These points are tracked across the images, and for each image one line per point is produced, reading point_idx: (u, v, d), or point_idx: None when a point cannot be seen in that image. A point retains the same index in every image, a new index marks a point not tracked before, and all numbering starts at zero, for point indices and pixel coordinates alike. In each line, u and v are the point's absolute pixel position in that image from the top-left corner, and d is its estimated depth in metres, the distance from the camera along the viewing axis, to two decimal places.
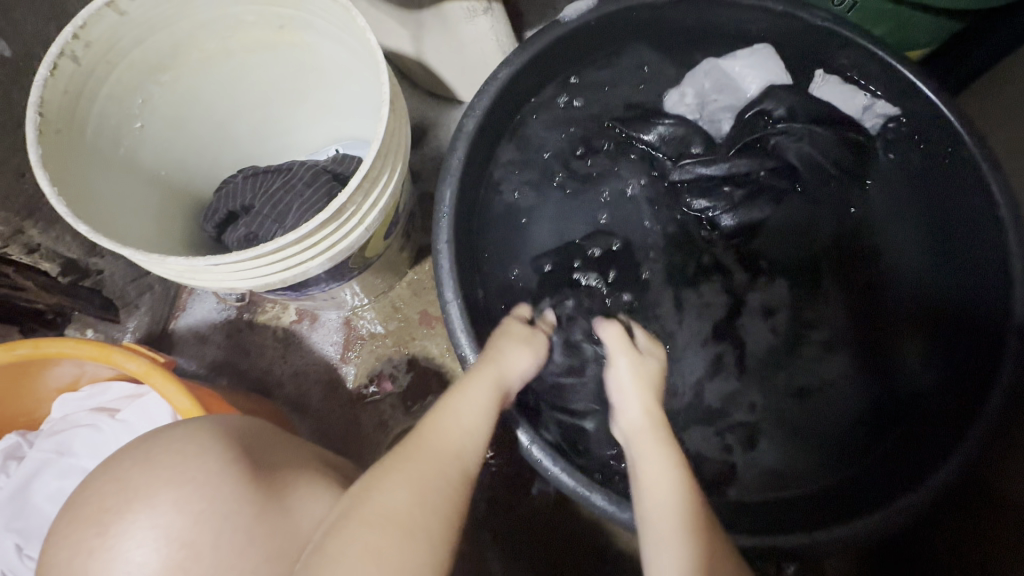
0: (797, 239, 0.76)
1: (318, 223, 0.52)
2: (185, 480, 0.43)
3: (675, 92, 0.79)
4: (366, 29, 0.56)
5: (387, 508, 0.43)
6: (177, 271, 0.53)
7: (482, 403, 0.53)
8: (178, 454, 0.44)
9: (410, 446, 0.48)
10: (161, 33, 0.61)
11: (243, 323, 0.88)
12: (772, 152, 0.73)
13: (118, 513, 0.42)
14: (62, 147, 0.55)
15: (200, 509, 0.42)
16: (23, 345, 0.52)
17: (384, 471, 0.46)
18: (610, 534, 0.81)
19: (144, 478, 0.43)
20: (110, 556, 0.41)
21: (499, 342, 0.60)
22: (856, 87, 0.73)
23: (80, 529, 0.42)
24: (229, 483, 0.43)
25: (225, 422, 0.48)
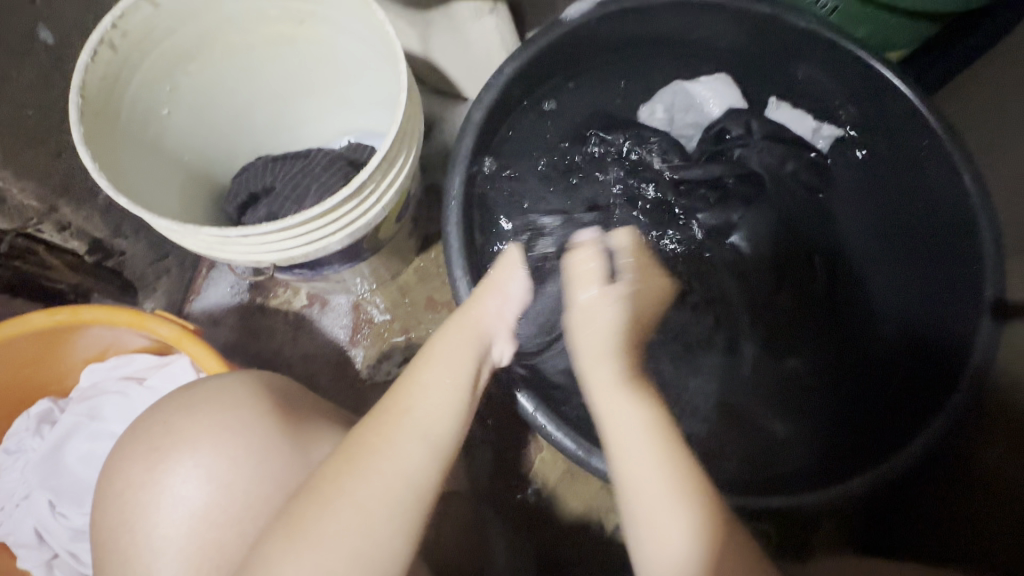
0: (780, 239, 0.78)
1: (339, 200, 0.56)
2: (224, 424, 0.47)
3: (646, 109, 0.86)
4: (385, 22, 0.60)
5: (347, 504, 0.43)
6: (206, 243, 0.57)
7: (455, 365, 0.52)
8: (218, 405, 0.48)
9: (376, 434, 0.47)
10: (189, 25, 0.65)
11: (255, 307, 0.92)
12: (738, 161, 0.79)
13: (163, 453, 0.46)
14: (98, 128, 0.58)
15: (237, 454, 0.46)
16: (61, 311, 0.56)
17: (343, 468, 0.45)
18: (608, 508, 0.84)
19: (185, 424, 0.47)
20: (158, 487, 0.45)
21: (477, 289, 0.59)
22: (804, 113, 0.82)
23: (130, 465, 0.47)
24: (262, 431, 0.47)
25: (259, 379, 0.52)
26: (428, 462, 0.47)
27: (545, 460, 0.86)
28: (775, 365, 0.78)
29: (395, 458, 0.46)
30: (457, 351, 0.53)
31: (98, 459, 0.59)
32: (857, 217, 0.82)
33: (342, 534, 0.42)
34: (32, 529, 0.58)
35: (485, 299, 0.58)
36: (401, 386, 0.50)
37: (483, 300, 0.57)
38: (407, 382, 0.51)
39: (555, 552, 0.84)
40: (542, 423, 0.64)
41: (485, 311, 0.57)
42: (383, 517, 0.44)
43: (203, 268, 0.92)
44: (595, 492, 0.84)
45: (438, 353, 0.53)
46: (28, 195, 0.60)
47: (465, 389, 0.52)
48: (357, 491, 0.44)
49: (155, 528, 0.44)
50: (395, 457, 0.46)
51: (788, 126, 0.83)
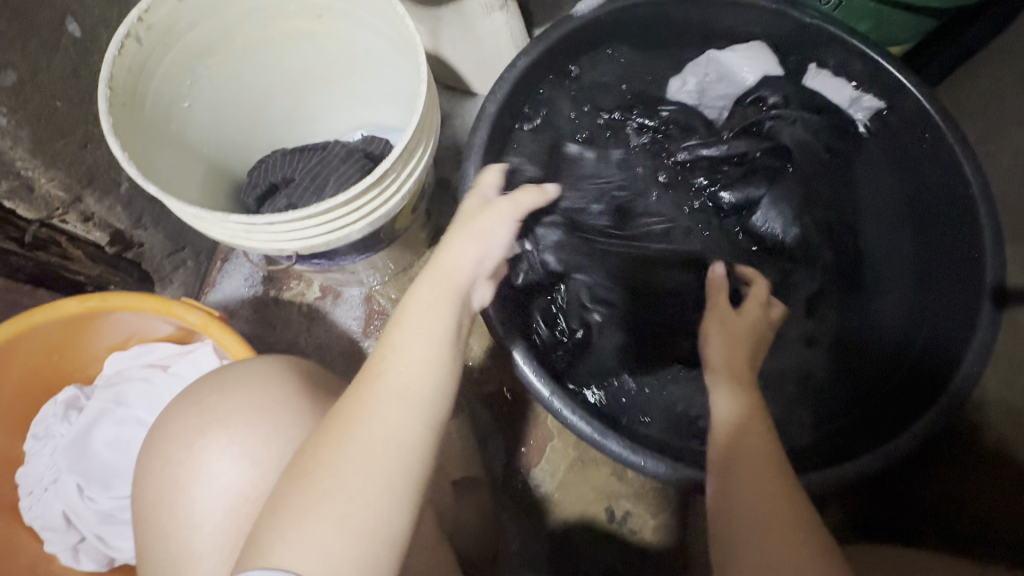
0: (811, 214, 0.81)
1: (362, 188, 0.58)
2: (256, 404, 0.48)
3: (677, 81, 0.86)
4: (404, 16, 0.61)
5: (330, 473, 0.41)
6: (231, 231, 0.58)
7: (431, 319, 0.49)
8: (249, 386, 0.49)
9: (356, 395, 0.45)
10: (211, 19, 0.67)
11: (269, 299, 0.93)
12: (767, 134, 0.80)
13: (198, 434, 0.47)
14: (125, 119, 0.60)
15: (269, 432, 0.47)
16: (91, 298, 0.57)
17: (328, 433, 0.43)
18: (619, 495, 0.86)
19: (219, 404, 0.48)
20: (196, 465, 0.46)
21: (449, 238, 0.55)
22: (843, 82, 0.81)
23: (168, 446, 0.48)
24: (293, 410, 0.48)
25: (287, 362, 0.53)
26: (410, 424, 0.44)
27: (556, 448, 0.88)
28: (806, 335, 0.80)
29: (375, 424, 0.43)
30: (433, 304, 0.50)
31: (125, 444, 0.60)
32: (869, 201, 0.83)
33: (326, 511, 0.40)
34: (61, 513, 0.59)
35: (462, 244, 0.53)
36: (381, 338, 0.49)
37: (460, 247, 0.53)
38: (385, 343, 0.48)
39: (568, 538, 0.85)
40: (558, 407, 0.64)
41: (460, 258, 0.53)
42: (366, 482, 0.41)
43: (217, 261, 0.94)
44: (605, 479, 0.86)
45: (413, 306, 0.50)
46: (55, 184, 0.61)
47: (446, 346, 0.48)
48: (334, 459, 0.41)
49: (195, 503, 0.45)
50: (373, 423, 0.43)
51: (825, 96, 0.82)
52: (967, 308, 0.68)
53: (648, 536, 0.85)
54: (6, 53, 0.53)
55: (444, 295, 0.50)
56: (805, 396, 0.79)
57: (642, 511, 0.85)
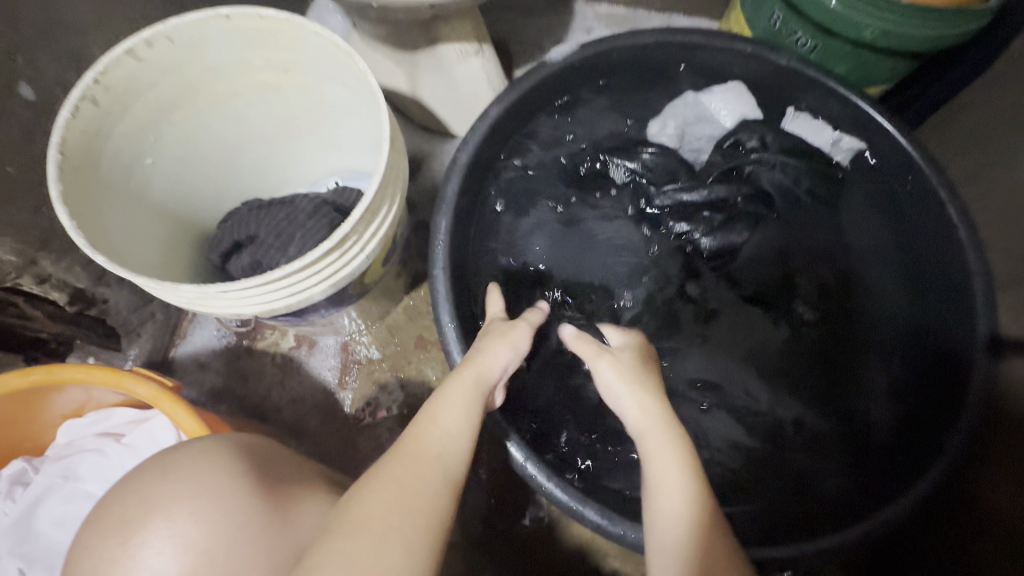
0: (784, 266, 0.80)
1: (322, 252, 0.56)
2: (200, 491, 0.45)
3: (657, 123, 0.86)
4: (368, 74, 0.60)
5: (380, 527, 0.43)
6: (187, 298, 0.56)
7: (467, 407, 0.53)
8: (193, 467, 0.46)
9: (406, 462, 0.48)
10: (175, 76, 0.65)
11: (243, 349, 0.90)
12: (748, 179, 0.81)
13: (137, 524, 0.44)
14: (79, 182, 0.58)
15: (215, 520, 0.44)
16: (36, 371, 0.54)
17: (381, 492, 0.46)
18: (606, 553, 0.82)
19: (161, 490, 0.45)
20: (131, 562, 0.43)
21: (484, 342, 0.59)
22: (822, 124, 0.80)
23: (100, 542, 0.44)
24: (242, 493, 0.46)
25: (237, 440, 0.50)
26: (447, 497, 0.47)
27: (539, 504, 0.84)
28: (795, 393, 0.76)
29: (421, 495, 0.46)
30: (459, 391, 0.54)
31: (73, 522, 0.57)
32: (862, 242, 0.81)
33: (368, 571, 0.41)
34: None
35: (495, 347, 0.59)
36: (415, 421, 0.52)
37: (494, 349, 0.58)
38: (426, 423, 0.52)
39: None
40: (534, 474, 0.61)
41: (493, 363, 0.57)
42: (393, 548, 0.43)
43: (189, 312, 0.91)
44: (591, 537, 0.82)
45: (454, 391, 0.54)
46: (6, 250, 0.60)
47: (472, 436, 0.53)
48: (382, 520, 0.44)
49: None
50: (405, 493, 0.46)
51: (806, 137, 0.81)
52: (962, 360, 0.66)
53: None
54: None
55: (468, 384, 0.55)
56: (802, 452, 0.74)
57: (630, 571, 0.81)
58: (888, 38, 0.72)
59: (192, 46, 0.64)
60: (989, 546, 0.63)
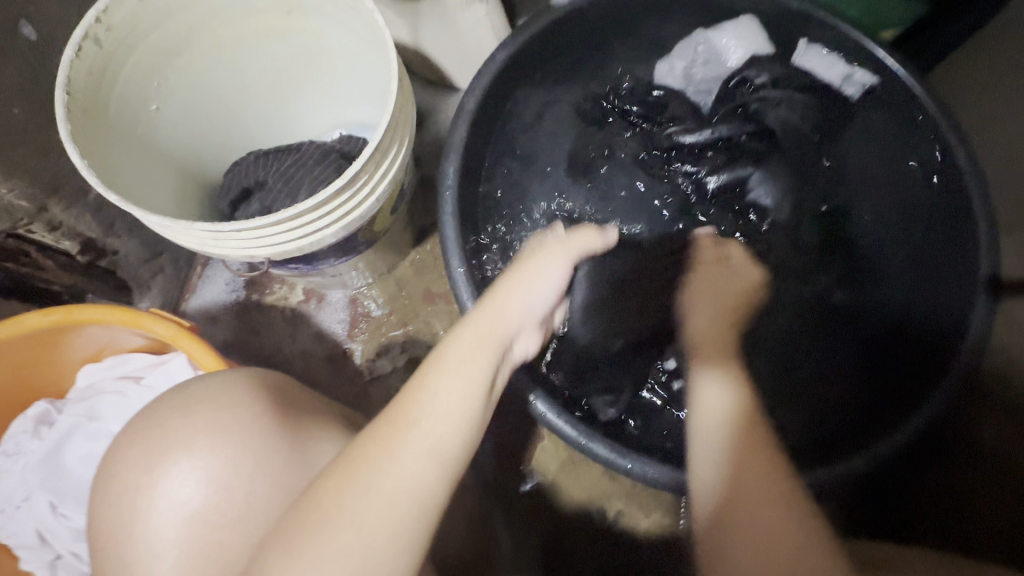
0: (796, 206, 0.80)
1: (333, 192, 0.56)
2: (224, 421, 0.46)
3: (665, 64, 0.84)
4: (375, 12, 0.59)
5: (354, 508, 0.40)
6: (200, 240, 0.57)
7: (474, 366, 0.47)
8: (214, 401, 0.47)
9: (384, 439, 0.43)
10: (177, 18, 0.64)
11: (252, 304, 0.91)
12: (753, 116, 0.79)
13: (163, 452, 0.46)
14: (86, 124, 0.58)
15: (236, 450, 0.45)
16: (55, 311, 0.55)
17: (347, 478, 0.41)
18: (611, 495, 0.85)
19: (186, 420, 0.46)
20: (159, 485, 0.45)
21: (499, 283, 0.55)
22: (835, 57, 0.76)
23: (128, 467, 0.46)
24: (264, 428, 0.47)
25: (256, 375, 0.51)
26: (437, 478, 0.43)
27: (547, 448, 0.86)
28: (792, 332, 0.78)
29: (404, 472, 0.42)
30: (463, 344, 0.49)
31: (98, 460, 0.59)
32: (859, 194, 0.80)
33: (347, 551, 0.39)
34: (34, 531, 0.58)
35: (509, 290, 0.54)
36: (410, 380, 0.47)
37: (506, 291, 0.54)
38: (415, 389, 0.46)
39: (559, 540, 0.85)
40: (541, 410, 0.63)
41: (505, 310, 0.52)
42: (387, 520, 0.41)
43: (197, 267, 0.92)
44: (597, 478, 0.85)
45: (449, 357, 0.48)
46: (17, 195, 0.60)
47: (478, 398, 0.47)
48: (357, 499, 0.41)
49: (159, 523, 0.44)
50: (398, 471, 0.42)
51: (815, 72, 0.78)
52: (963, 300, 0.66)
53: (641, 536, 0.84)
54: None
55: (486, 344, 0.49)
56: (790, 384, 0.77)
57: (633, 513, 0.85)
58: None
59: None
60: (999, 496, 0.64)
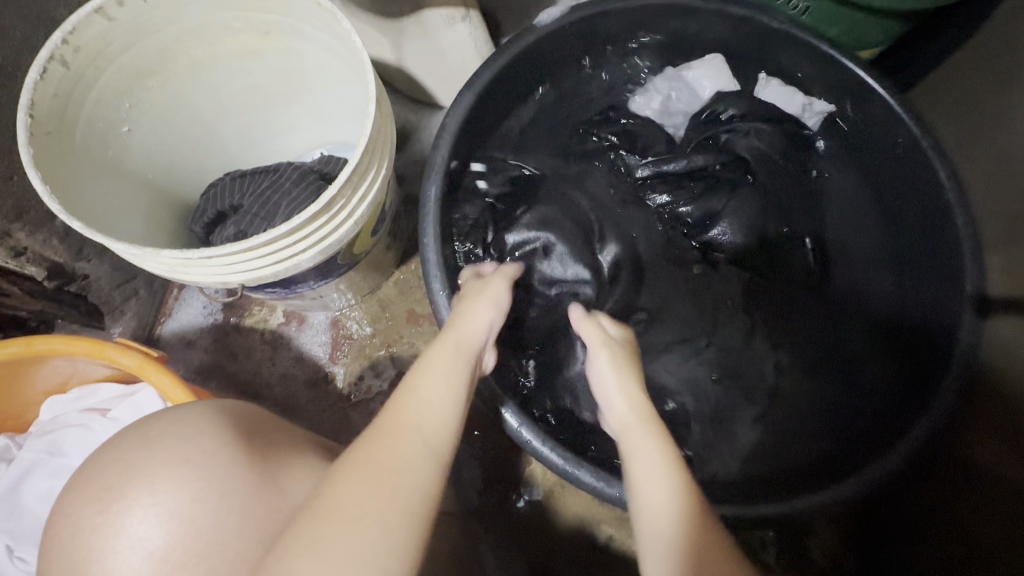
0: (767, 233, 0.77)
1: (308, 216, 0.54)
2: (184, 457, 0.43)
3: (642, 97, 0.84)
4: (352, 32, 0.57)
5: (359, 510, 0.39)
6: (170, 266, 0.55)
7: (451, 374, 0.49)
8: (177, 436, 0.44)
9: (375, 442, 0.43)
10: (149, 38, 0.63)
11: (230, 327, 0.89)
12: (725, 148, 0.78)
13: (117, 492, 0.42)
14: (50, 148, 0.56)
15: (197, 488, 0.42)
16: (13, 344, 0.53)
17: (350, 479, 0.40)
18: (601, 520, 0.83)
19: (144, 457, 0.43)
20: (113, 529, 0.41)
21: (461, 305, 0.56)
22: (793, 90, 0.80)
23: (80, 511, 0.43)
24: (228, 458, 0.43)
25: (223, 407, 0.48)
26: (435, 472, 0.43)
27: (535, 473, 0.85)
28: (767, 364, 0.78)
29: (402, 469, 0.42)
30: (438, 354, 0.51)
31: None
32: (839, 207, 0.82)
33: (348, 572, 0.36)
34: None
35: (475, 310, 0.55)
36: (394, 394, 0.48)
37: (472, 309, 0.55)
38: (398, 398, 0.47)
39: (549, 567, 0.82)
40: (528, 438, 0.60)
41: (473, 325, 0.54)
42: (388, 518, 0.39)
43: (174, 289, 0.89)
44: (586, 503, 0.83)
45: (427, 366, 0.49)
46: None
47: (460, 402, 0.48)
48: (355, 500, 0.39)
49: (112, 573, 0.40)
50: (396, 465, 0.42)
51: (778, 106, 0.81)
52: (948, 316, 0.66)
53: (632, 563, 0.82)
54: None
55: (458, 353, 0.51)
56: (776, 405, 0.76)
57: (624, 538, 0.82)
58: None
59: (166, 5, 0.61)
60: (983, 512, 0.64)
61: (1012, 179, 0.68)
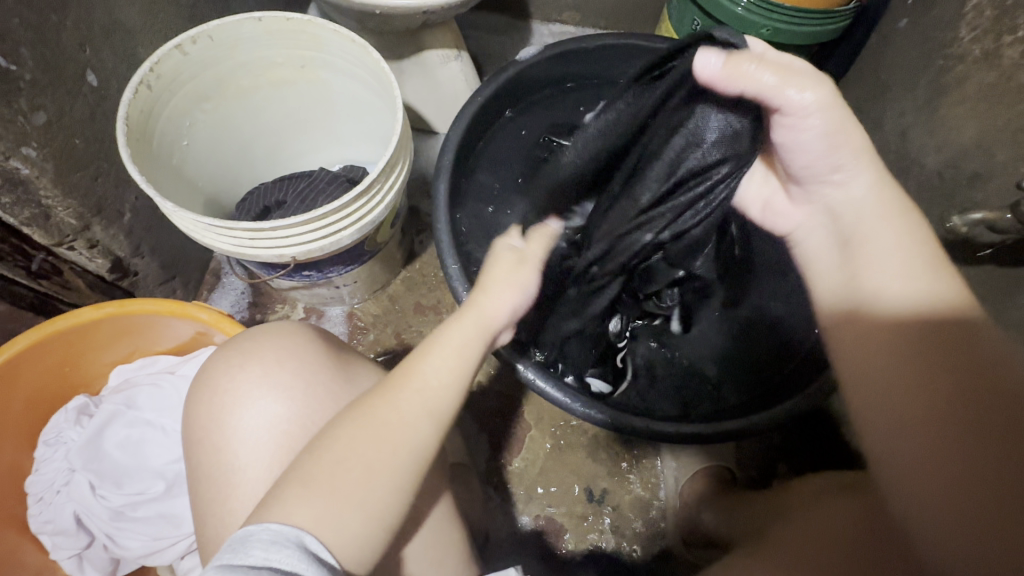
0: None
1: (354, 196, 0.68)
2: (282, 353, 0.54)
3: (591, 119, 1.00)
4: (381, 60, 0.73)
5: (354, 452, 0.46)
6: (239, 240, 0.67)
7: (464, 345, 0.54)
8: (273, 339, 0.55)
9: (380, 396, 0.49)
10: (210, 70, 0.77)
11: (255, 322, 1.00)
12: None
13: (235, 369, 0.53)
14: (137, 151, 0.69)
15: (293, 376, 0.53)
16: (110, 305, 0.64)
17: (349, 426, 0.48)
18: (596, 475, 0.94)
19: (251, 352, 0.54)
20: (232, 402, 0.52)
21: (490, 281, 0.60)
22: None
23: (207, 386, 0.54)
24: (314, 358, 0.54)
25: (304, 326, 0.59)
26: (427, 430, 0.49)
27: (535, 436, 0.96)
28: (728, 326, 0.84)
29: (396, 423, 0.48)
30: (456, 329, 0.55)
31: (136, 443, 0.64)
32: None
33: (350, 487, 0.45)
34: (73, 514, 0.63)
35: (502, 291, 0.59)
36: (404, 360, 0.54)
37: (498, 292, 0.59)
38: (411, 360, 0.53)
39: (552, 518, 0.92)
40: (534, 378, 0.72)
41: (498, 304, 0.58)
42: (381, 456, 0.46)
43: (204, 291, 1.00)
44: (582, 460, 0.94)
45: (446, 335, 0.55)
46: (69, 212, 0.69)
47: (465, 371, 0.53)
48: (352, 445, 0.46)
49: (230, 437, 0.51)
50: (391, 417, 0.48)
51: None
52: None
53: (625, 510, 0.93)
54: (39, 97, 0.61)
55: (478, 329, 0.56)
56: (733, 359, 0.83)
57: (618, 489, 0.94)
58: (778, 35, 0.91)
59: (226, 43, 0.76)
60: None
61: (890, 166, 0.88)
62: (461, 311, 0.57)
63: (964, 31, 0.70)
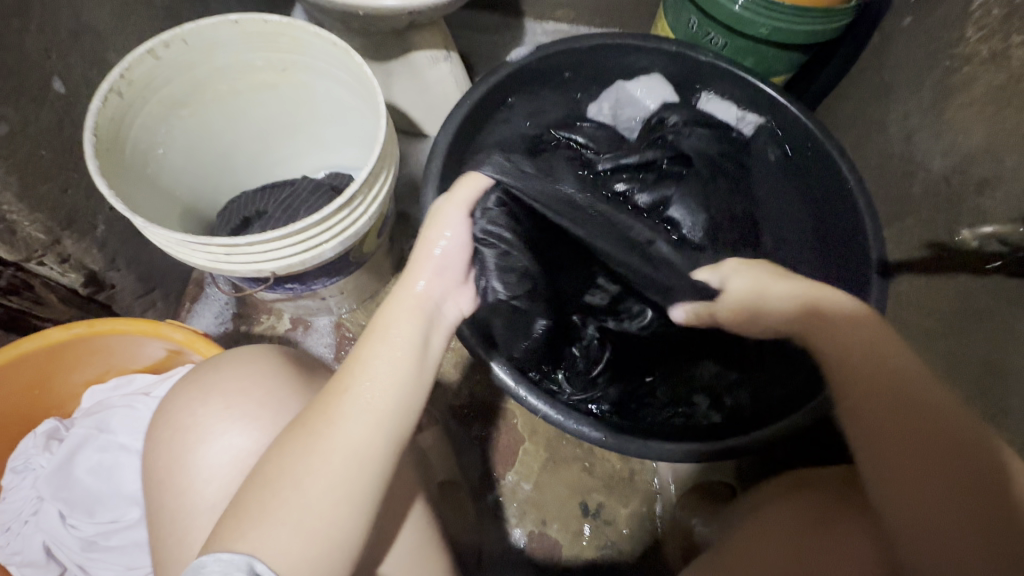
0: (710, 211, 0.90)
1: (334, 209, 0.65)
2: (253, 380, 0.51)
3: (594, 106, 1.01)
4: (363, 64, 0.70)
5: (306, 477, 0.43)
6: (213, 255, 0.64)
7: (400, 338, 0.49)
8: (243, 364, 0.52)
9: (319, 413, 0.46)
10: (186, 75, 0.74)
11: (240, 334, 0.97)
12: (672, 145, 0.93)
13: (204, 396, 0.51)
14: (107, 162, 0.66)
15: (265, 405, 0.50)
16: (78, 326, 0.61)
17: (293, 448, 0.45)
18: (591, 489, 0.92)
19: (220, 379, 0.51)
20: (202, 433, 0.49)
21: (413, 258, 0.55)
22: (729, 103, 0.95)
23: (176, 417, 0.51)
24: (286, 384, 0.52)
25: (277, 349, 0.57)
26: (370, 435, 0.45)
27: (528, 449, 0.94)
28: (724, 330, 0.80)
29: (341, 436, 0.45)
30: (393, 321, 0.50)
31: (107, 470, 0.61)
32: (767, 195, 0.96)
33: (309, 519, 0.42)
34: (41, 545, 0.60)
35: (421, 264, 0.54)
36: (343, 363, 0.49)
37: (417, 273, 0.53)
38: (348, 361, 0.48)
39: (546, 535, 0.89)
40: (514, 387, 0.65)
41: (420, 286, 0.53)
42: (334, 476, 0.43)
43: (187, 302, 0.97)
44: (577, 475, 0.91)
45: (380, 327, 0.50)
46: (36, 227, 0.66)
47: (409, 362, 0.48)
48: (297, 468, 0.43)
49: (200, 471, 0.48)
50: (338, 434, 0.45)
51: (717, 116, 0.97)
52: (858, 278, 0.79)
53: (621, 526, 0.90)
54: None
55: (416, 318, 0.51)
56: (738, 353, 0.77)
57: (614, 504, 0.91)
58: (777, 34, 0.88)
59: (202, 48, 0.73)
60: None
61: (893, 170, 0.85)
62: (394, 304, 0.51)
63: (971, 31, 0.70)
